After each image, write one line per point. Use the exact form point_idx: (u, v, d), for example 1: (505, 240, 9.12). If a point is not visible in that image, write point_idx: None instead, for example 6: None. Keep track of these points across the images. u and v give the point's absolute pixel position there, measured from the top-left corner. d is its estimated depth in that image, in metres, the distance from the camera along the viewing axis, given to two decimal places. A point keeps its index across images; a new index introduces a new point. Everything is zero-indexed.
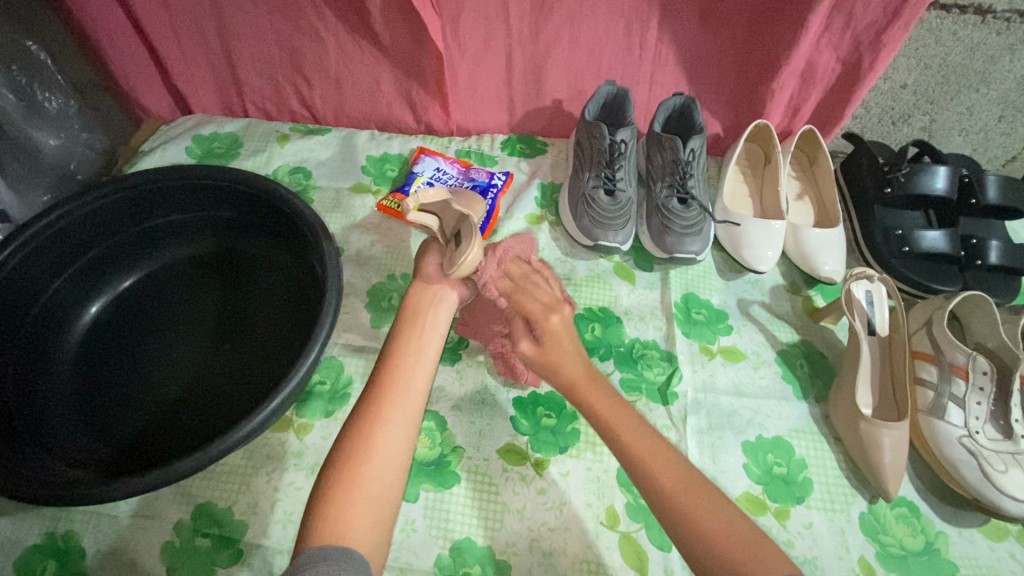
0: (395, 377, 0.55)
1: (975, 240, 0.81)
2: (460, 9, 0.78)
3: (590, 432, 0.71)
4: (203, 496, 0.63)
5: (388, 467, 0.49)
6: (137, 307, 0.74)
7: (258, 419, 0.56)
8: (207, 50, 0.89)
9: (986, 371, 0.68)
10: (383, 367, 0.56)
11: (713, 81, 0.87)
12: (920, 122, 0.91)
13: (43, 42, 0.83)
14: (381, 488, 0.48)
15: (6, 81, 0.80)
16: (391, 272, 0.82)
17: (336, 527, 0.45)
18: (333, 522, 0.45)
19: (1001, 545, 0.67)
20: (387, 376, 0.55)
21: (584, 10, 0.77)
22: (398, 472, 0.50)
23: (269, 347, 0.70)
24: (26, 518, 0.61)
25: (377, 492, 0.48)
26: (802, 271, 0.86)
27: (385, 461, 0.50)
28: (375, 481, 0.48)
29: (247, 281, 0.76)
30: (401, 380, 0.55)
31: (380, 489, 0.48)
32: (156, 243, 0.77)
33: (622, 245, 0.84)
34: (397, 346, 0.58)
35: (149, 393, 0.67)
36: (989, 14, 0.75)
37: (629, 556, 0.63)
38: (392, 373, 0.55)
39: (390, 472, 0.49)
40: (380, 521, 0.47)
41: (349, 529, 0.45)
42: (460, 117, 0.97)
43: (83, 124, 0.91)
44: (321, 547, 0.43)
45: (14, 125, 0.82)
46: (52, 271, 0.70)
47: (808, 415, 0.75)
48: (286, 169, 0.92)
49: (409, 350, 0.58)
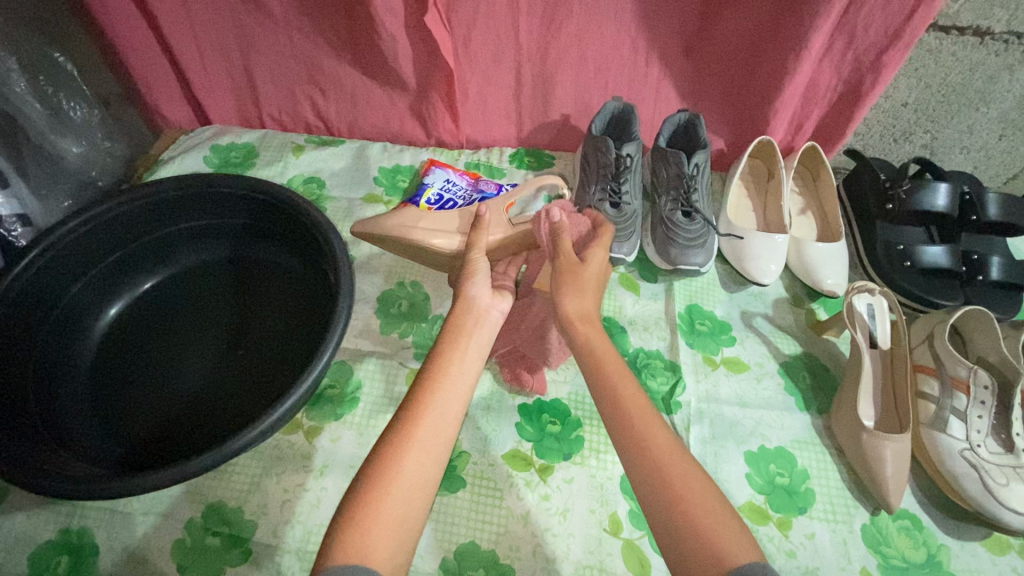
0: (432, 394, 0.54)
1: (976, 256, 0.82)
2: (472, 26, 0.80)
3: (595, 440, 0.72)
4: (214, 496, 0.65)
5: (415, 486, 0.48)
6: (154, 310, 0.76)
7: (271, 418, 0.58)
8: (227, 64, 0.92)
9: (987, 386, 0.69)
10: (418, 380, 0.55)
11: (717, 98, 0.89)
12: (921, 139, 0.93)
13: (69, 53, 0.86)
14: (407, 507, 0.47)
15: (34, 91, 0.83)
16: (400, 279, 0.84)
17: (360, 545, 0.44)
18: (356, 538, 0.44)
19: (1004, 559, 0.67)
20: (423, 392, 0.54)
21: (591, 29, 0.80)
22: (425, 493, 0.49)
23: (280, 350, 0.72)
24: (42, 514, 0.63)
25: (402, 512, 0.47)
26: (805, 284, 0.87)
27: (413, 481, 0.48)
28: (401, 502, 0.47)
29: (261, 286, 0.78)
30: (436, 401, 0.53)
31: (407, 511, 0.47)
32: (175, 248, 0.80)
33: (627, 256, 0.86)
34: (435, 363, 0.57)
35: (164, 394, 0.69)
36: (987, 36, 0.77)
37: (632, 563, 0.63)
38: (428, 393, 0.54)
39: (417, 493, 0.48)
40: (402, 542, 0.46)
41: (372, 548, 0.44)
42: (470, 130, 0.99)
43: (105, 133, 0.94)
44: (345, 566, 0.42)
45: (38, 134, 0.85)
46: (74, 274, 0.72)
47: (811, 427, 0.75)
48: (301, 178, 0.95)
49: (449, 370, 0.56)
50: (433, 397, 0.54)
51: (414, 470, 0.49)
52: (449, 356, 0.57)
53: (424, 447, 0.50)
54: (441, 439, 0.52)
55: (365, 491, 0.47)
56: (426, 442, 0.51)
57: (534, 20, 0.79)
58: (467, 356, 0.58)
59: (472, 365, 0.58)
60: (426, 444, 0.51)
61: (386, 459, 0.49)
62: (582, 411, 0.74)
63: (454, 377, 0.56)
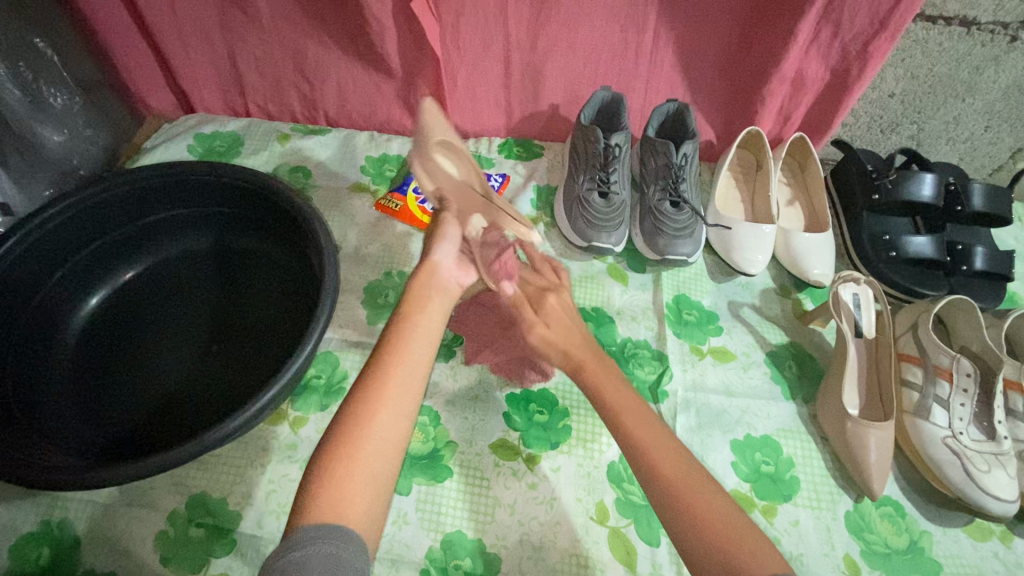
0: (399, 356, 0.54)
1: (961, 246, 0.83)
2: (460, 14, 0.80)
3: (582, 428, 0.72)
4: (198, 487, 0.64)
5: (385, 442, 0.49)
6: (137, 299, 0.75)
7: (254, 408, 0.57)
8: (213, 52, 0.91)
9: (970, 373, 0.70)
10: (384, 342, 0.56)
11: (706, 88, 0.89)
12: (908, 130, 0.93)
13: (49, 38, 0.84)
14: (379, 465, 0.48)
15: (12, 76, 0.79)
16: (388, 269, 0.84)
17: (335, 506, 0.44)
18: (332, 498, 0.45)
19: (985, 545, 0.68)
20: (391, 352, 0.55)
21: (580, 18, 0.79)
22: (396, 446, 0.50)
23: (265, 340, 0.72)
24: (21, 506, 0.62)
25: (375, 470, 0.48)
26: (792, 274, 0.87)
27: (383, 434, 0.49)
28: (371, 458, 0.48)
29: (245, 277, 0.77)
30: (404, 357, 0.55)
31: (380, 462, 0.48)
32: (157, 238, 0.79)
33: (616, 246, 0.85)
34: (399, 327, 0.57)
35: (146, 385, 0.68)
36: (974, 26, 0.77)
37: (618, 551, 0.64)
38: (391, 355, 0.54)
39: (387, 452, 0.49)
40: (377, 495, 0.47)
41: (348, 502, 0.45)
42: (459, 119, 0.99)
43: (87, 121, 0.92)
44: (322, 524, 0.43)
45: (19, 122, 0.82)
46: (54, 262, 0.71)
47: (797, 416, 0.76)
48: (286, 168, 0.94)
49: (414, 326, 0.58)
50: (399, 356, 0.55)
51: (384, 425, 0.50)
52: (411, 314, 0.59)
53: (394, 400, 0.51)
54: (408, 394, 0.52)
55: (338, 442, 0.48)
56: (393, 397, 0.51)
57: (523, 8, 0.78)
58: (429, 316, 0.59)
59: (436, 324, 0.60)
60: (394, 395, 0.51)
61: (357, 412, 0.50)
62: (569, 401, 0.74)
63: (416, 333, 0.57)
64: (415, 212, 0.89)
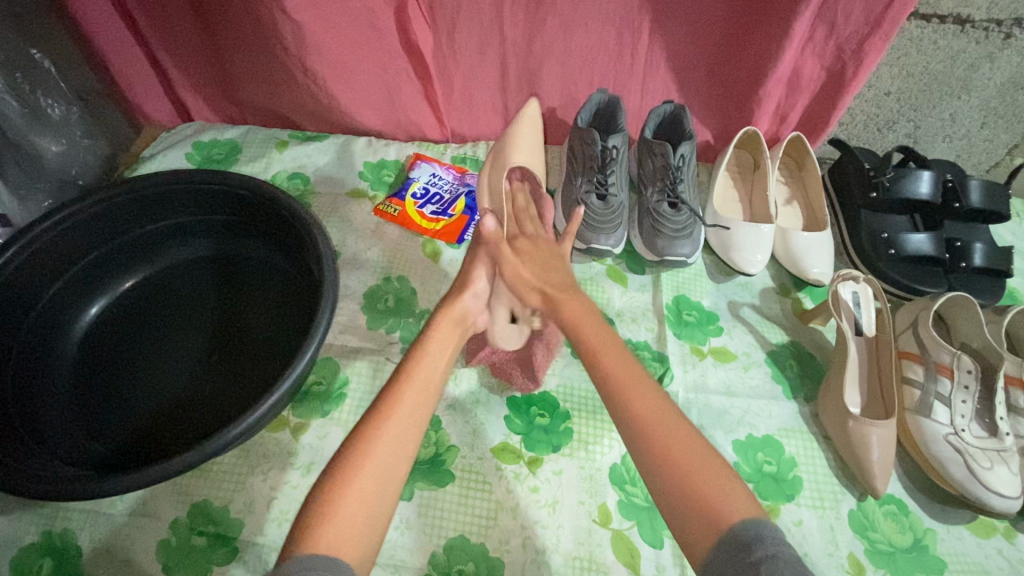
0: (409, 382, 0.58)
1: (960, 243, 0.83)
2: (455, 18, 0.80)
3: (584, 431, 0.72)
4: (199, 495, 0.64)
5: (387, 475, 0.51)
6: (137, 308, 0.75)
7: (255, 416, 0.57)
8: (210, 61, 0.91)
9: (971, 371, 0.70)
10: (396, 375, 0.59)
11: (702, 89, 0.90)
12: (905, 128, 0.93)
13: (46, 49, 0.84)
14: (376, 496, 0.50)
15: (9, 87, 0.80)
16: (387, 274, 0.84)
17: (329, 537, 0.45)
18: (325, 530, 0.46)
19: (989, 542, 0.68)
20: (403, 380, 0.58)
21: (575, 21, 0.79)
22: (396, 481, 0.52)
23: (265, 347, 0.72)
24: (22, 517, 0.62)
25: (370, 504, 0.49)
26: (791, 274, 0.87)
27: (382, 470, 0.51)
28: (370, 492, 0.49)
29: (244, 283, 0.77)
30: (410, 389, 0.57)
31: (374, 497, 0.50)
32: (157, 246, 0.79)
33: (615, 248, 0.85)
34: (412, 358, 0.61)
35: (147, 394, 0.68)
36: (968, 23, 0.77)
37: (622, 553, 0.63)
38: (399, 387, 0.57)
39: (384, 486, 0.51)
40: (371, 527, 0.48)
41: (342, 536, 0.46)
42: (456, 124, 0.99)
43: (84, 131, 0.93)
44: (315, 554, 0.43)
45: (17, 133, 0.83)
46: (54, 273, 0.71)
47: (797, 415, 0.76)
48: (284, 175, 0.94)
49: (422, 367, 0.60)
50: (409, 390, 0.57)
51: (386, 459, 0.52)
52: (420, 355, 0.61)
53: (398, 435, 0.54)
54: (409, 432, 0.54)
55: (337, 479, 0.49)
56: (395, 435, 0.53)
57: (518, 12, 0.79)
58: (438, 349, 0.63)
59: (444, 360, 0.63)
60: (396, 432, 0.54)
61: (360, 448, 0.51)
62: (570, 403, 0.74)
63: (423, 365, 0.60)
64: (414, 217, 0.89)
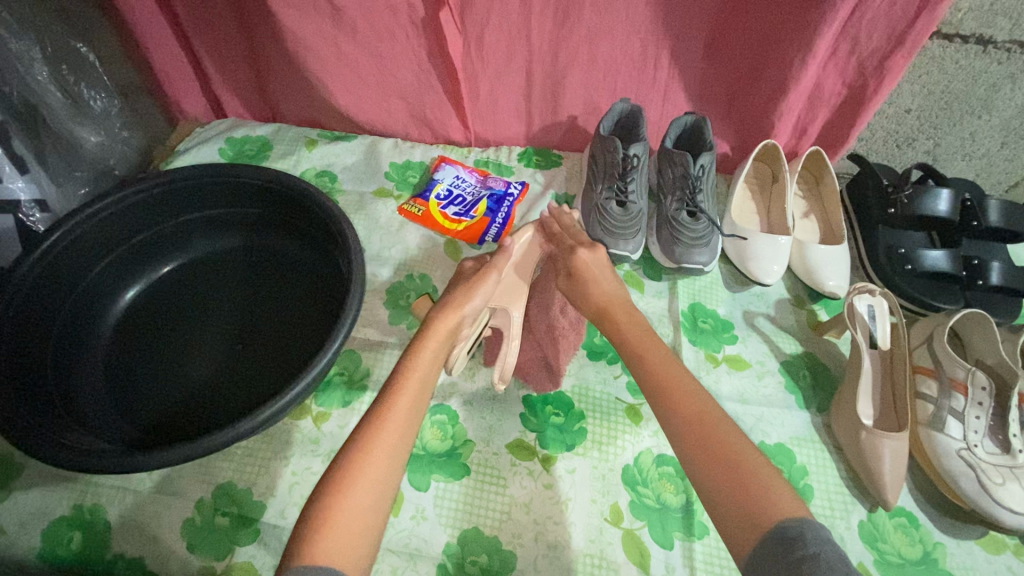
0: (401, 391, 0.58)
1: (977, 261, 0.84)
2: (485, 26, 0.82)
3: (598, 432, 0.73)
4: (224, 477, 0.66)
5: (379, 486, 0.51)
6: (170, 295, 0.78)
7: (282, 402, 0.59)
8: (247, 60, 0.95)
9: (985, 387, 0.70)
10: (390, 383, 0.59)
11: (724, 101, 0.91)
12: (924, 146, 0.94)
13: (91, 43, 0.88)
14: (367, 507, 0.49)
15: (55, 80, 0.84)
16: (409, 272, 0.86)
17: (324, 548, 0.45)
18: (321, 540, 0.46)
19: (999, 558, 0.68)
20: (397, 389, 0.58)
21: (602, 31, 0.81)
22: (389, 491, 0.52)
23: (290, 337, 0.74)
24: (55, 490, 0.64)
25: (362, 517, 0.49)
26: (807, 285, 0.88)
27: (378, 481, 0.51)
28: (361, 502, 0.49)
29: (270, 274, 0.80)
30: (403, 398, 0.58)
31: (366, 513, 0.49)
32: (190, 236, 0.82)
33: (633, 254, 0.88)
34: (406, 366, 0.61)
35: (176, 377, 0.70)
36: (990, 44, 0.78)
37: (632, 553, 0.64)
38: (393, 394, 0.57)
39: (375, 499, 0.50)
40: (364, 540, 0.48)
41: (336, 546, 0.46)
42: (480, 128, 1.01)
43: (123, 123, 0.96)
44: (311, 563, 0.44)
45: (58, 122, 0.85)
46: (95, 257, 0.74)
47: (810, 425, 0.76)
48: (313, 172, 0.97)
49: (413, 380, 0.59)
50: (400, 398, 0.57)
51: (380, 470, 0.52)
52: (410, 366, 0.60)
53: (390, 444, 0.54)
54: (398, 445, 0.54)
55: (333, 488, 0.49)
56: (390, 444, 0.54)
57: (546, 21, 0.81)
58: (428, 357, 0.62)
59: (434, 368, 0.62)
60: (387, 450, 0.53)
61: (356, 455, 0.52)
62: (585, 404, 0.75)
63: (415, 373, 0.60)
64: (437, 217, 0.91)
